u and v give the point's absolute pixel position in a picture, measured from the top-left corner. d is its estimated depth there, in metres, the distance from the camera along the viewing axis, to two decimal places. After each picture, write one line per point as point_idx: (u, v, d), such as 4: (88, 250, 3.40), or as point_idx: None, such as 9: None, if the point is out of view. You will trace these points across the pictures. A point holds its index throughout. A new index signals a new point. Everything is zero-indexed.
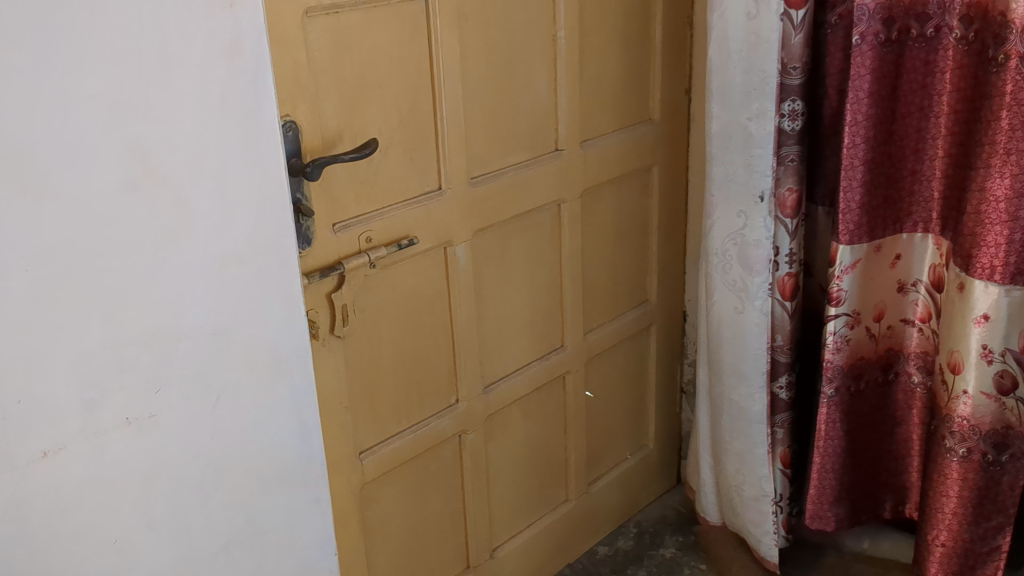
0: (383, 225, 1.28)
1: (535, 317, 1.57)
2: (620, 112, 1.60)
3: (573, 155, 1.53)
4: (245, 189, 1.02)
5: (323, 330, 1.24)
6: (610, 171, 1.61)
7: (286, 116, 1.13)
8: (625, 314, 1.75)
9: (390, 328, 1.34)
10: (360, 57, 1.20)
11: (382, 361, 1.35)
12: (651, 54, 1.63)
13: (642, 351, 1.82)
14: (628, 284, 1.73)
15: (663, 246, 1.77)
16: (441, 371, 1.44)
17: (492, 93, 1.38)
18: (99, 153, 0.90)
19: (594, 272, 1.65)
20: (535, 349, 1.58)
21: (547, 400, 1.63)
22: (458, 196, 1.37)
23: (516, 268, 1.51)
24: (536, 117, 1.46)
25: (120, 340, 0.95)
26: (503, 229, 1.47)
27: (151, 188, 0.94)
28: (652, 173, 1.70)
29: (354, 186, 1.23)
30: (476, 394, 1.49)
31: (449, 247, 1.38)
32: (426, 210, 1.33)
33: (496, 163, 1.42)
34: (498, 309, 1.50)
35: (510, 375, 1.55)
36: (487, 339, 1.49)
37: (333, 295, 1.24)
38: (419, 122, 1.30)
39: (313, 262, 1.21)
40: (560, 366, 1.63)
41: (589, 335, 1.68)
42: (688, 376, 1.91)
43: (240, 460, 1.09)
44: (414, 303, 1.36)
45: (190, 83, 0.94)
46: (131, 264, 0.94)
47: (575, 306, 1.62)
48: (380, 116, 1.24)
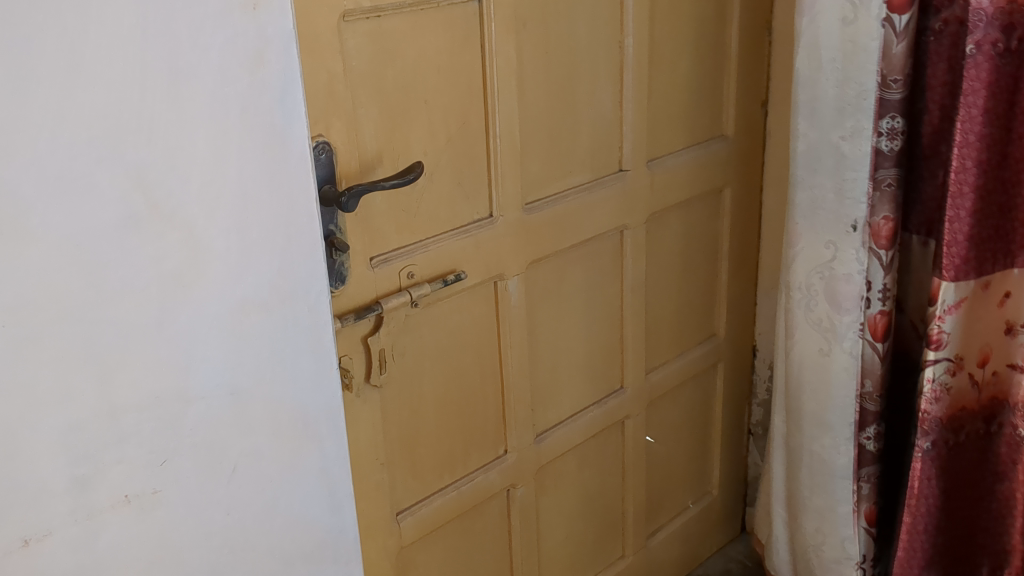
0: (428, 258, 1.12)
1: (593, 356, 1.40)
2: (691, 127, 1.44)
3: (639, 176, 1.36)
4: (271, 225, 0.86)
5: (357, 379, 1.09)
6: (678, 194, 1.44)
7: (318, 136, 0.98)
8: (691, 350, 1.58)
9: (434, 372, 1.19)
10: (405, 67, 1.04)
11: (424, 410, 1.19)
12: (726, 63, 1.46)
13: (708, 390, 1.65)
14: (695, 317, 1.57)
15: (734, 275, 1.60)
16: (489, 420, 1.28)
17: (552, 108, 1.22)
18: (94, 184, 0.75)
19: (658, 306, 1.49)
20: (592, 393, 1.42)
21: (604, 448, 1.47)
22: (512, 225, 1.21)
23: (574, 303, 1.35)
24: (599, 134, 1.30)
25: (119, 404, 0.80)
26: (560, 260, 1.30)
27: (157, 226, 0.79)
28: (724, 195, 1.53)
29: (395, 215, 1.08)
30: (528, 444, 1.33)
31: (501, 281, 1.22)
32: (476, 241, 1.17)
33: (555, 187, 1.26)
34: (553, 350, 1.33)
35: (564, 423, 1.38)
36: (541, 383, 1.33)
37: (370, 338, 1.08)
38: (469, 141, 1.14)
39: (348, 302, 1.06)
40: (619, 411, 1.46)
41: (652, 375, 1.51)
42: (756, 417, 1.74)
43: (260, 538, 0.94)
44: (462, 345, 1.21)
45: (206, 101, 0.79)
46: (132, 315, 0.79)
47: (637, 343, 1.46)
48: (425, 135, 1.09)
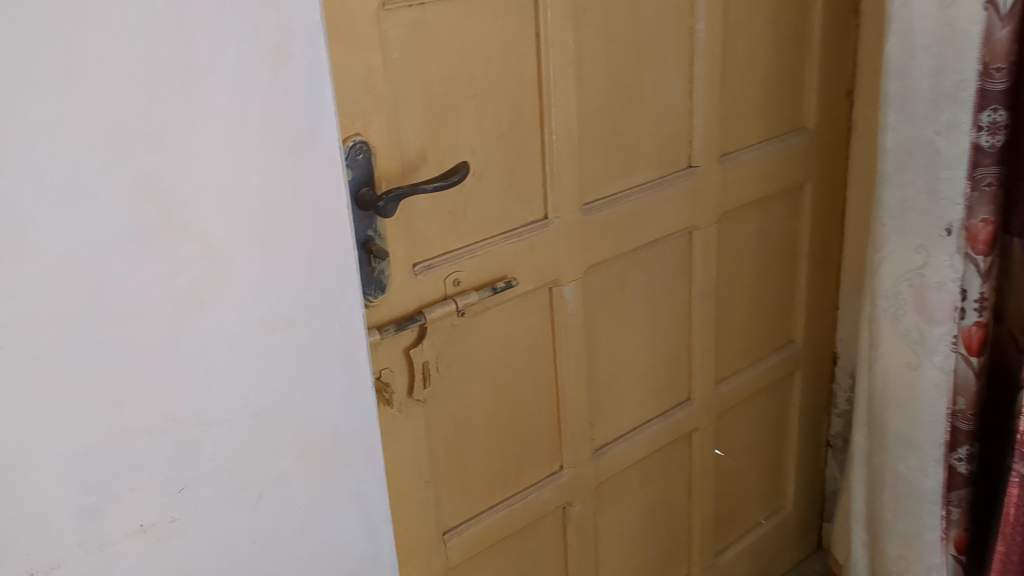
0: (476, 264, 1.04)
1: (657, 366, 1.31)
2: (769, 119, 1.33)
3: (709, 173, 1.26)
4: (297, 234, 0.80)
5: (399, 394, 1.02)
6: (753, 191, 1.33)
7: (355, 135, 0.90)
8: (765, 358, 1.47)
9: (483, 385, 1.11)
10: (451, 59, 0.96)
11: (472, 425, 1.12)
12: (809, 49, 1.35)
13: (784, 400, 1.54)
14: (770, 322, 1.46)
15: (813, 278, 1.49)
16: (543, 434, 1.20)
17: (615, 101, 1.13)
18: (100, 195, 0.69)
19: (730, 312, 1.39)
20: (657, 404, 1.33)
21: (669, 462, 1.38)
22: (568, 227, 1.12)
23: (637, 310, 1.26)
24: (666, 128, 1.20)
25: (131, 429, 0.75)
26: (622, 264, 1.21)
27: (170, 238, 0.73)
28: (804, 192, 1.42)
29: (440, 219, 1.01)
30: (586, 459, 1.25)
31: (556, 287, 1.14)
32: (529, 245, 1.09)
33: (616, 185, 1.17)
34: (613, 360, 1.25)
35: (625, 437, 1.30)
36: (600, 394, 1.25)
37: (413, 350, 1.01)
38: (522, 138, 1.05)
39: (388, 312, 0.99)
40: (685, 424, 1.37)
41: (722, 385, 1.41)
42: (836, 428, 1.63)
43: (289, 567, 0.88)
44: (513, 356, 1.13)
45: (223, 101, 0.73)
46: (144, 334, 0.74)
47: (706, 352, 1.36)
48: (474, 132, 1.01)
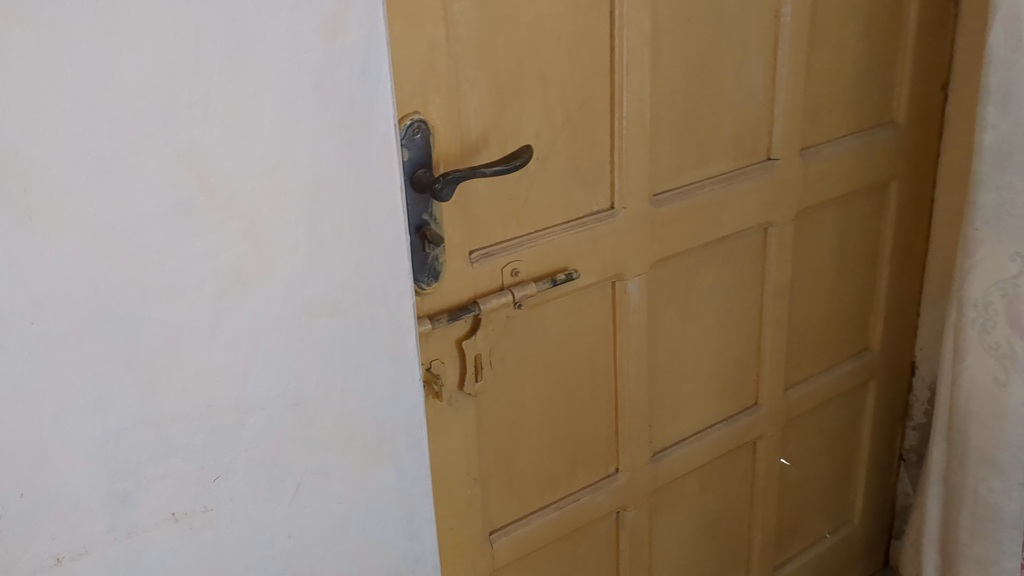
0: (536, 254, 0.99)
1: (723, 368, 1.25)
2: (856, 111, 1.25)
3: (789, 167, 1.19)
4: (346, 217, 0.75)
5: (449, 386, 0.97)
6: (835, 188, 1.25)
7: (414, 113, 0.85)
8: (838, 365, 1.39)
9: (539, 381, 1.06)
10: (519, 36, 0.91)
11: (525, 422, 1.07)
12: (903, 38, 1.26)
13: (856, 409, 1.46)
14: (846, 328, 1.38)
15: (894, 282, 1.40)
16: (599, 435, 1.15)
17: (691, 87, 1.06)
18: (140, 166, 0.65)
19: (804, 314, 1.31)
20: (721, 409, 1.27)
21: (731, 470, 1.31)
22: (636, 218, 1.06)
23: (705, 309, 1.19)
24: (745, 117, 1.13)
25: (165, 414, 0.71)
26: (691, 260, 1.15)
27: (212, 215, 0.69)
28: (889, 190, 1.34)
29: (500, 204, 0.95)
30: (643, 463, 1.19)
31: (620, 281, 1.08)
32: (593, 236, 1.03)
33: (689, 176, 1.10)
34: (677, 360, 1.19)
35: (686, 441, 1.24)
36: (662, 396, 1.19)
37: (465, 342, 0.97)
38: (591, 123, 0.99)
39: (441, 301, 0.94)
40: (751, 431, 1.30)
41: (792, 391, 1.34)
42: (910, 442, 1.54)
43: (326, 564, 0.84)
44: (572, 352, 1.08)
45: (273, 72, 0.68)
46: (182, 315, 0.70)
47: (776, 356, 1.29)
48: (539, 114, 0.95)
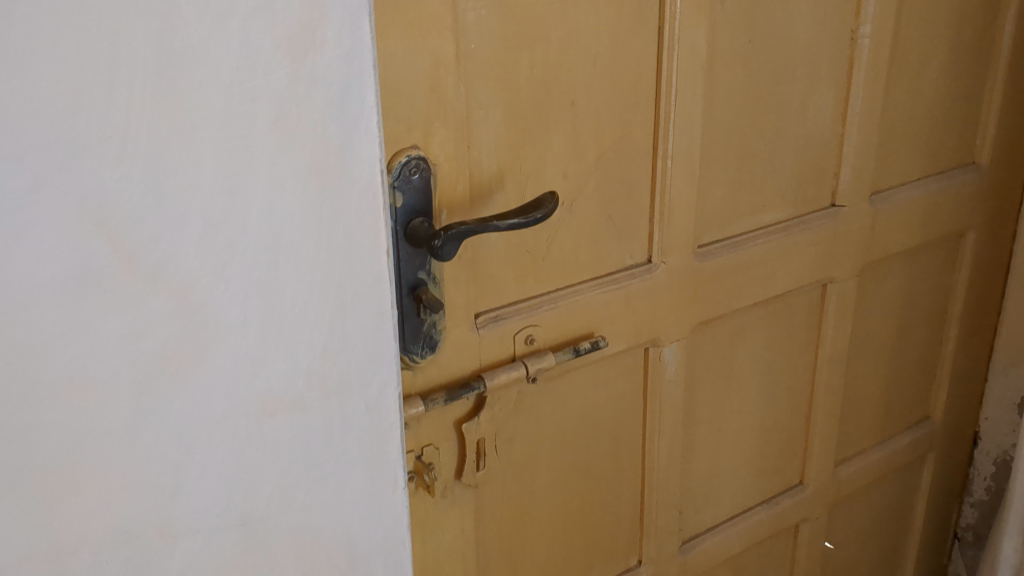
0: (556, 317, 0.82)
1: (767, 444, 1.07)
2: (935, 151, 1.07)
3: (856, 215, 1.01)
4: (311, 286, 0.53)
5: (443, 477, 0.80)
6: (906, 238, 1.08)
7: (411, 149, 0.68)
8: (895, 437, 1.22)
9: (554, 465, 0.89)
10: (548, 52, 0.73)
11: (535, 512, 0.89)
12: (992, 67, 1.08)
13: (911, 486, 1.29)
14: (906, 395, 1.21)
15: (963, 343, 1.23)
16: (621, 522, 0.97)
17: (750, 119, 0.88)
18: (28, 218, 0.43)
19: (861, 380, 1.13)
20: (761, 489, 1.09)
21: (769, 557, 1.14)
22: (677, 275, 0.89)
23: (750, 378, 1.01)
24: (809, 155, 0.95)
25: (68, 543, 0.50)
26: (738, 322, 0.97)
27: (131, 289, 0.46)
28: (965, 241, 1.16)
29: (515, 259, 0.78)
30: (670, 554, 1.02)
31: (654, 347, 0.90)
32: (625, 296, 0.86)
33: (741, 225, 0.93)
34: (715, 436, 1.01)
35: (721, 527, 1.06)
36: (696, 477, 1.02)
37: (466, 424, 0.79)
38: (629, 160, 0.82)
39: (438, 376, 0.76)
40: (794, 514, 1.13)
41: (842, 469, 1.16)
42: (966, 520, 1.37)
43: None
44: (594, 431, 0.90)
45: (218, 97, 0.45)
46: (88, 421, 0.48)
47: (828, 429, 1.11)
48: (567, 151, 0.78)
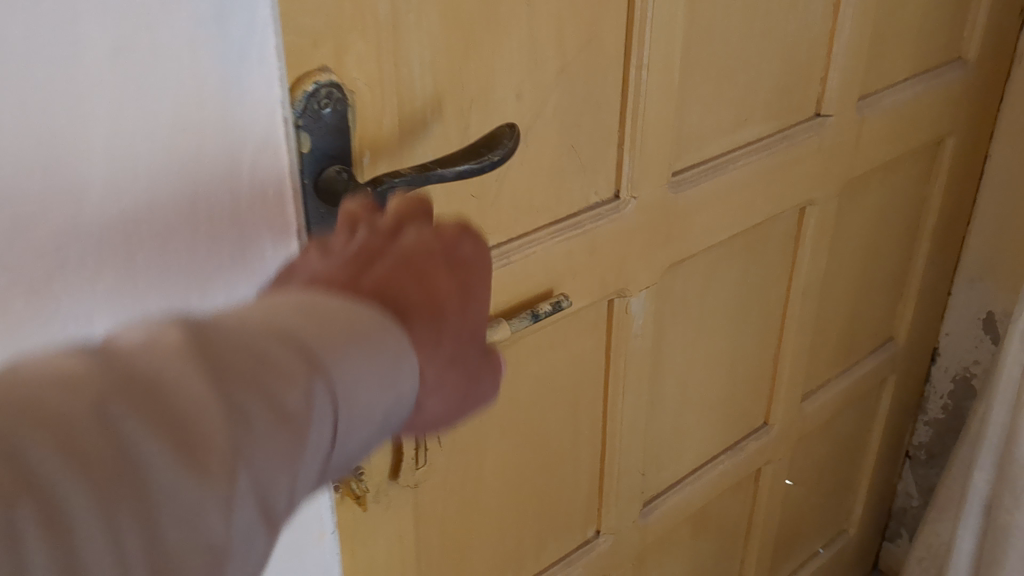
0: (510, 275, 0.65)
1: (734, 387, 0.95)
2: (924, 47, 0.92)
3: (842, 125, 0.86)
4: (180, 277, 0.40)
5: (376, 481, 0.64)
6: (889, 150, 0.94)
7: (321, 71, 0.48)
8: (859, 363, 1.12)
9: (507, 444, 0.74)
10: None
11: (485, 500, 0.75)
12: None
13: (869, 410, 1.20)
14: (872, 317, 1.10)
15: (932, 258, 1.12)
16: (580, 494, 0.84)
17: (738, 15, 0.71)
18: None
19: (832, 307, 1.01)
20: (725, 435, 0.97)
21: (730, 503, 1.04)
22: (650, 211, 0.73)
23: (720, 319, 0.88)
24: (797, 57, 0.79)
25: None
26: (712, 258, 0.83)
27: None
28: (944, 147, 1.03)
29: (459, 209, 0.60)
30: (631, 520, 0.90)
31: (621, 298, 0.75)
32: (590, 242, 0.69)
33: (719, 144, 0.77)
34: (682, 388, 0.88)
35: (683, 483, 0.95)
36: (660, 435, 0.89)
37: None
38: (597, 73, 0.64)
39: None
40: (757, 458, 1.02)
41: (808, 403, 1.06)
42: (920, 438, 1.30)
43: None
44: (551, 400, 0.75)
45: (19, 18, 0.31)
46: None
47: (796, 364, 0.99)
48: (524, 66, 0.59)
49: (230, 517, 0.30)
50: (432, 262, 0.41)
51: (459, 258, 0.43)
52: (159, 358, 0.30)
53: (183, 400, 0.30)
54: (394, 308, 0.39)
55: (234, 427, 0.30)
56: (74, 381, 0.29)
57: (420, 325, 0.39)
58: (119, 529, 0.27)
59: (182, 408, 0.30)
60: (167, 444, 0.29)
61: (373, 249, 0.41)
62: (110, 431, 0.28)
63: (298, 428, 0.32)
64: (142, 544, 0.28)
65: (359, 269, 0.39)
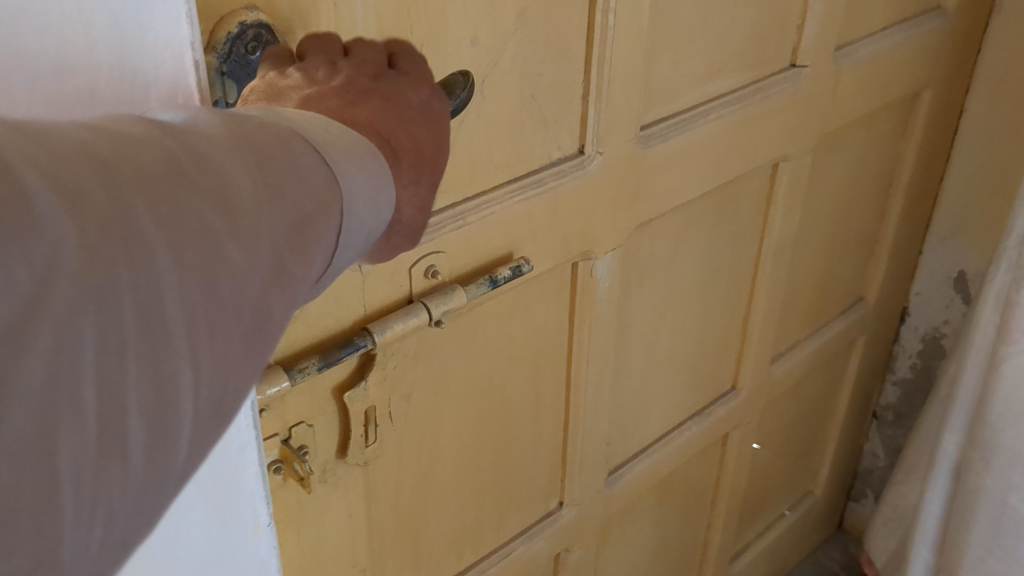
0: (465, 238, 0.60)
1: (702, 351, 0.91)
2: None
3: (818, 77, 0.82)
4: None
5: (321, 460, 0.59)
6: (865, 103, 0.90)
7: (249, 10, 0.43)
8: (829, 325, 1.09)
9: (464, 417, 0.69)
10: None
11: (441, 476, 0.70)
12: None
13: (838, 371, 1.17)
14: (843, 277, 1.06)
15: (905, 216, 1.08)
16: (542, 465, 0.80)
17: None
18: None
19: (803, 267, 0.98)
20: (691, 401, 0.94)
21: (696, 469, 1.01)
22: (616, 168, 0.68)
23: (688, 282, 0.84)
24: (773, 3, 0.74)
25: None
26: (681, 218, 0.78)
27: None
28: (920, 100, 0.99)
29: None
30: (595, 490, 0.86)
31: (585, 261, 0.71)
32: (552, 200, 0.65)
33: (690, 96, 0.72)
34: (648, 353, 0.84)
35: (648, 451, 0.91)
36: (625, 403, 0.85)
37: (348, 391, 0.58)
38: (559, 18, 0.59)
39: (308, 332, 0.54)
40: (725, 423, 0.99)
41: (777, 365, 1.02)
42: (888, 399, 1.28)
43: None
44: (510, 369, 0.71)
45: None
46: None
47: (766, 327, 0.96)
48: (478, 9, 0.54)
49: (263, 298, 0.31)
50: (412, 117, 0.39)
51: (441, 114, 0.40)
52: (212, 136, 0.31)
53: (230, 178, 0.30)
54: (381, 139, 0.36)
55: (274, 211, 0.31)
56: (132, 139, 0.29)
57: (405, 171, 0.37)
58: (186, 282, 0.28)
59: (233, 187, 0.30)
60: (222, 210, 0.29)
61: (359, 87, 0.38)
62: (182, 198, 0.28)
63: (321, 232, 0.32)
64: (192, 306, 0.28)
65: (348, 106, 0.37)
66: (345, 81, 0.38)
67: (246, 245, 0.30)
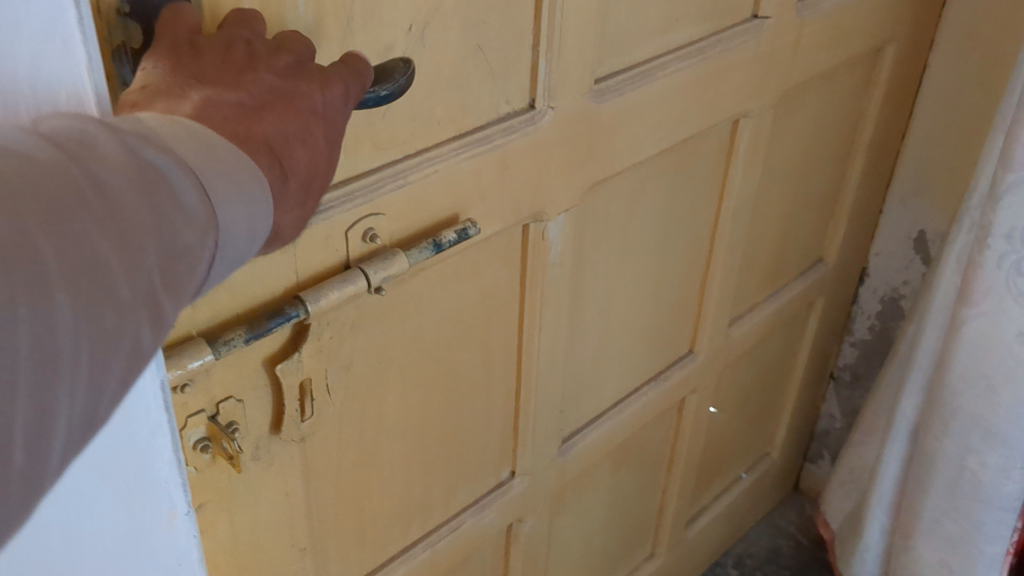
0: (406, 200, 0.56)
1: (659, 315, 0.88)
2: None
3: (780, 29, 0.78)
4: None
5: (252, 437, 0.55)
6: (828, 57, 0.86)
7: None
8: (788, 286, 1.06)
9: (409, 387, 0.66)
10: None
11: (385, 449, 0.67)
12: None
13: (797, 333, 1.15)
14: (802, 237, 1.04)
15: (866, 175, 1.06)
16: (492, 435, 0.77)
17: None
18: None
19: (762, 227, 0.95)
20: (648, 365, 0.91)
21: (652, 434, 0.99)
22: (568, 124, 0.64)
23: (644, 243, 0.80)
24: None
25: None
26: (637, 177, 0.75)
27: None
28: (884, 54, 0.96)
29: None
30: (549, 459, 0.84)
31: (536, 223, 0.67)
32: (500, 158, 0.61)
33: (647, 48, 0.68)
34: (602, 318, 0.81)
35: (603, 418, 0.88)
36: (579, 369, 0.82)
37: (280, 364, 0.54)
38: None
39: (234, 301, 0.50)
40: (681, 387, 0.97)
41: (735, 328, 1.00)
42: (845, 359, 1.27)
43: None
44: (458, 337, 0.67)
45: None
46: None
47: (724, 289, 0.93)
48: None
49: (142, 336, 0.29)
50: (313, 123, 0.38)
51: (336, 120, 0.39)
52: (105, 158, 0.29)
53: (125, 208, 0.29)
54: (276, 154, 0.35)
55: (166, 245, 0.30)
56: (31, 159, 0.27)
57: (294, 186, 0.36)
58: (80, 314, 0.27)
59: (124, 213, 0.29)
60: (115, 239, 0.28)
61: (261, 88, 0.36)
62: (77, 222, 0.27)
63: (199, 266, 0.31)
64: (83, 335, 0.27)
65: (251, 108, 0.35)
66: (248, 79, 0.37)
67: (132, 276, 0.29)
